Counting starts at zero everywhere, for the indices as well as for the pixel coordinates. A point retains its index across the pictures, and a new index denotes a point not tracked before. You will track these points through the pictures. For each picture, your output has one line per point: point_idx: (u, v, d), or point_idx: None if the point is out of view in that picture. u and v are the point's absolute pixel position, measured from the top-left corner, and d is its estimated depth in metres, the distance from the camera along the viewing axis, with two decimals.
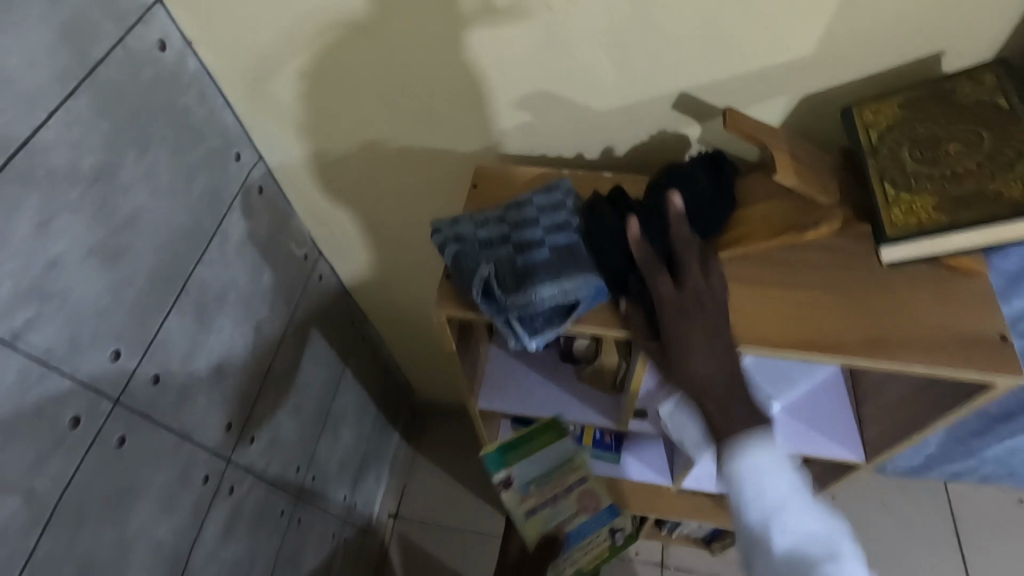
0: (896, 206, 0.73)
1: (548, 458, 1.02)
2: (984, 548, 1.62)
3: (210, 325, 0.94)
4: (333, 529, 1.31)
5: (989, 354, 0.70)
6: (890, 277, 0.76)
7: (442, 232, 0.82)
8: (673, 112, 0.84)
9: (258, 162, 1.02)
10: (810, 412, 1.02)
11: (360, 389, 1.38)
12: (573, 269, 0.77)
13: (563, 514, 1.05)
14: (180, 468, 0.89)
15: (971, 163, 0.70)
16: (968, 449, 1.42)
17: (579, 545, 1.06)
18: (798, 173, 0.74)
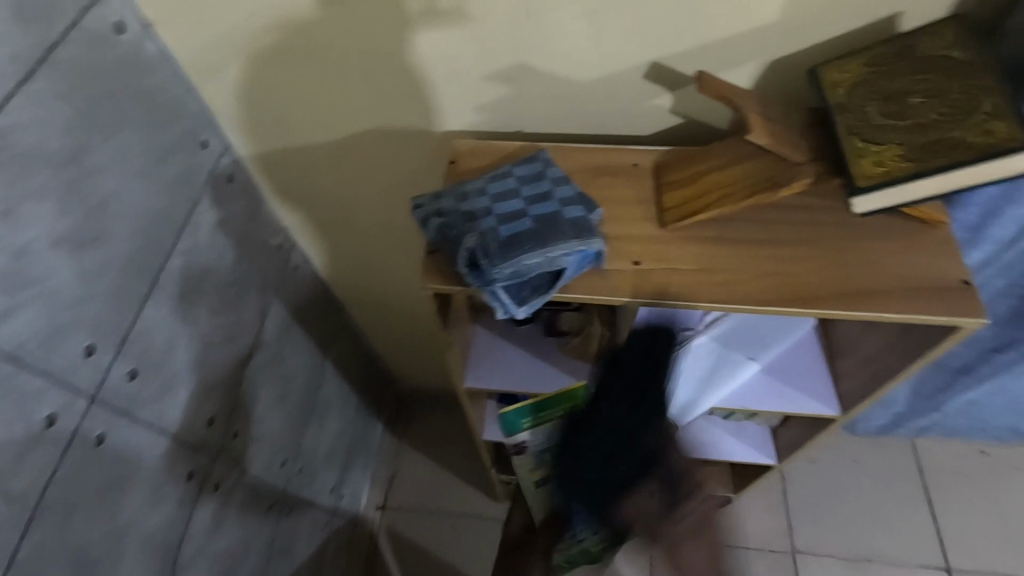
0: (862, 156, 0.60)
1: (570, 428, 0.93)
2: (959, 499, 1.66)
3: (188, 315, 0.90)
4: (323, 520, 1.42)
5: (953, 298, 0.60)
6: (853, 228, 0.65)
7: (422, 207, 0.67)
8: (623, 97, 0.81)
9: (225, 150, 0.97)
10: (787, 371, 0.90)
11: (342, 380, 1.46)
12: (563, 234, 0.63)
13: None
14: (166, 463, 0.86)
15: (936, 110, 0.59)
16: (933, 402, 1.49)
17: None
18: (771, 135, 0.62)
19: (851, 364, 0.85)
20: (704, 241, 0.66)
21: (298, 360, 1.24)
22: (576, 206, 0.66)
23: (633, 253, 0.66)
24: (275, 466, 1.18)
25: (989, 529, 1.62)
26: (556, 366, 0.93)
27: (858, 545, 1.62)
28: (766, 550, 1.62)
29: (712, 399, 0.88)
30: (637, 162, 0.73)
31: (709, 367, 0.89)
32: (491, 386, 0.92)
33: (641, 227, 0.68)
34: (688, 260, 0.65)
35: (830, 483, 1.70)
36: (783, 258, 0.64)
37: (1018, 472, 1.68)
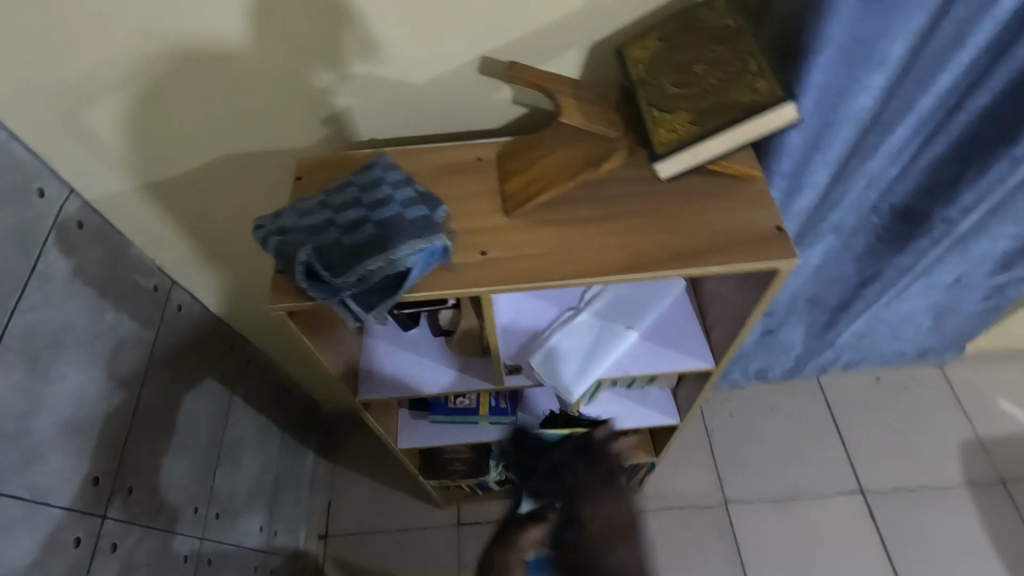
0: (659, 123, 0.62)
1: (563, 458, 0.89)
2: (862, 427, 1.80)
3: (48, 374, 0.85)
4: (253, 561, 1.37)
5: (770, 243, 0.65)
6: (680, 191, 0.69)
7: (264, 228, 0.66)
8: (462, 92, 0.84)
9: (69, 195, 0.92)
10: (665, 331, 0.96)
11: (256, 413, 1.41)
12: (405, 234, 0.64)
13: None
14: (43, 532, 0.81)
15: (714, 75, 0.62)
16: (826, 341, 1.61)
17: None
18: (584, 114, 0.67)
19: (717, 317, 0.90)
20: (548, 222, 0.69)
21: (200, 401, 1.20)
22: (418, 206, 0.67)
23: (478, 244, 0.68)
24: (186, 515, 1.12)
25: (892, 447, 1.76)
26: (448, 365, 0.94)
27: (782, 484, 1.73)
28: (700, 505, 1.70)
29: (599, 370, 0.90)
30: (480, 155, 0.75)
31: (591, 339, 0.91)
32: (387, 394, 0.92)
33: (486, 218, 0.70)
34: (534, 242, 0.67)
35: (749, 430, 1.81)
36: (620, 230, 0.67)
37: (910, 391, 1.84)
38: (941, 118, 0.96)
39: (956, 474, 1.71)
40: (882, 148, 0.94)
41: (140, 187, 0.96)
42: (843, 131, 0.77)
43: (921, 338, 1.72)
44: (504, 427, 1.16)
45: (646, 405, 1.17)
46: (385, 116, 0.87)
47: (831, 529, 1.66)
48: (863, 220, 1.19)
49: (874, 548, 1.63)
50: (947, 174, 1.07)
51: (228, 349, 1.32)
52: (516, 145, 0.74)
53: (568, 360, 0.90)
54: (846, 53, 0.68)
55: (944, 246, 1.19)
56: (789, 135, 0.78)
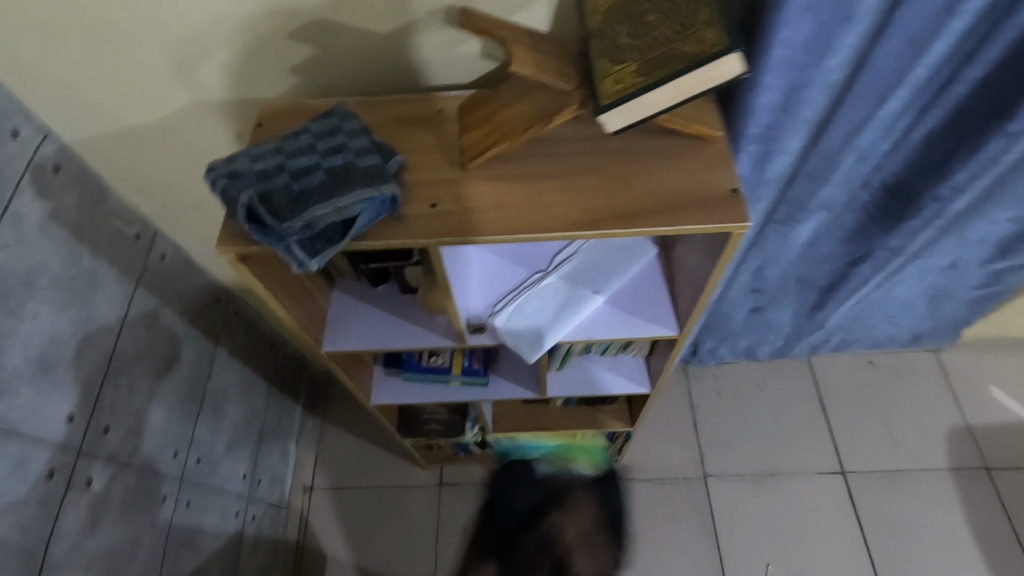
0: (606, 75, 0.60)
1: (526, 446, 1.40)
2: (847, 408, 1.79)
3: (21, 313, 0.87)
4: (235, 506, 1.42)
5: (721, 206, 0.64)
6: (636, 150, 0.69)
7: (216, 171, 0.66)
8: (430, 43, 0.83)
9: (46, 136, 0.93)
10: (632, 296, 0.95)
11: (241, 365, 1.44)
12: (354, 183, 0.64)
13: None
14: (17, 464, 0.85)
15: (665, 24, 0.59)
16: (816, 321, 1.58)
17: None
18: (536, 65, 0.63)
19: (684, 283, 0.90)
20: (501, 178, 0.69)
21: (182, 351, 1.22)
22: (370, 155, 0.67)
23: (429, 197, 0.68)
24: (165, 458, 1.16)
25: (877, 430, 1.75)
26: (414, 322, 0.95)
27: (763, 461, 1.73)
28: (678, 478, 1.72)
29: (561, 334, 0.90)
30: (442, 108, 0.75)
31: (557, 302, 0.91)
32: (353, 348, 0.93)
33: (442, 171, 0.70)
34: (486, 197, 0.68)
35: (733, 406, 1.81)
36: (572, 186, 0.67)
37: (901, 376, 1.82)
38: (933, 90, 0.92)
39: (940, 460, 1.70)
40: (868, 119, 0.91)
41: (114, 132, 0.96)
42: (813, 95, 0.75)
43: (915, 322, 1.68)
44: (476, 388, 1.17)
45: (618, 372, 1.18)
46: (355, 67, 0.87)
47: (808, 508, 1.67)
48: (853, 196, 1.16)
49: (850, 528, 1.64)
50: (939, 151, 1.03)
51: (212, 301, 1.34)
52: (476, 98, 0.73)
53: (531, 322, 0.90)
54: (814, 10, 0.66)
55: (936, 227, 1.16)
56: (760, 97, 0.76)
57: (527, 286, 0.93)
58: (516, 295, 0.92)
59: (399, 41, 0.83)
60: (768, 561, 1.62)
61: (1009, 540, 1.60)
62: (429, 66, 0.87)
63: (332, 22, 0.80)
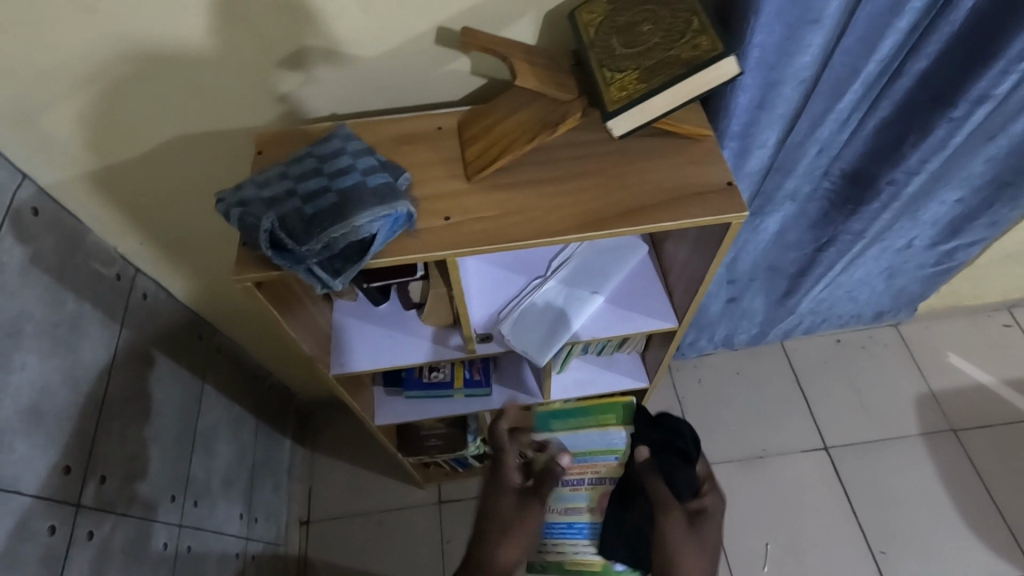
0: (608, 83, 0.63)
1: None
2: (822, 386, 1.88)
3: (8, 363, 0.83)
4: (233, 547, 1.37)
5: (719, 198, 0.68)
6: (631, 150, 0.72)
7: (225, 201, 0.66)
8: (419, 64, 0.85)
9: (21, 180, 0.90)
10: (630, 293, 0.99)
11: (228, 401, 1.40)
12: (367, 201, 0.65)
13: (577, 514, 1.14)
14: (16, 523, 0.81)
15: (659, 34, 0.63)
16: (788, 307, 1.66)
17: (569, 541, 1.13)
18: (538, 77, 0.67)
19: (678, 277, 0.94)
20: (507, 187, 0.71)
21: (171, 391, 1.19)
22: (379, 173, 0.68)
23: (440, 210, 0.70)
24: (163, 503, 1.12)
25: (852, 403, 1.85)
26: (420, 337, 0.96)
27: (750, 445, 1.79)
28: None
29: (567, 335, 0.92)
30: (439, 124, 0.77)
31: (558, 305, 0.94)
32: (362, 368, 0.93)
33: (448, 184, 0.72)
34: (495, 206, 0.70)
35: (717, 394, 1.88)
36: (575, 189, 0.70)
37: (867, 351, 1.93)
38: (884, 83, 1.00)
39: (912, 426, 1.81)
40: (830, 113, 0.98)
41: (92, 171, 0.94)
42: (787, 92, 0.81)
43: (877, 300, 1.79)
44: (479, 398, 1.19)
45: (616, 369, 1.21)
46: (342, 90, 0.87)
47: (797, 485, 1.74)
48: (817, 186, 1.23)
49: (837, 499, 1.72)
50: (892, 138, 1.11)
51: (196, 337, 1.31)
52: (475, 113, 0.75)
53: (536, 328, 0.92)
54: (785, 14, 0.72)
55: (893, 209, 1.25)
56: (739, 96, 0.81)
57: (526, 294, 0.95)
58: (517, 303, 0.94)
59: (388, 62, 0.84)
60: (766, 541, 1.67)
61: (980, 494, 1.70)
62: (417, 87, 0.88)
63: (321, 47, 0.81)
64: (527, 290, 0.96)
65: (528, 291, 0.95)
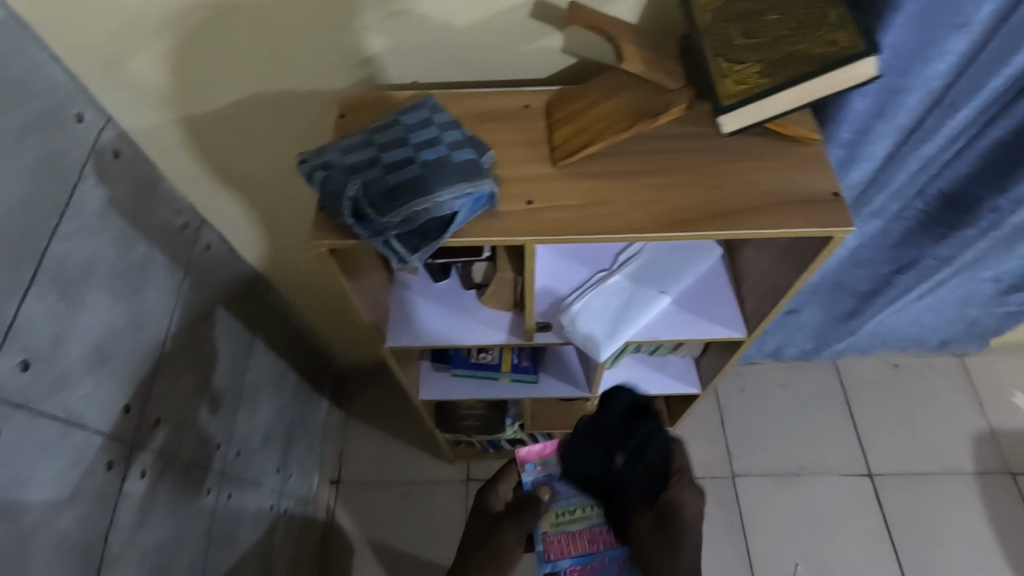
0: (725, 75, 0.58)
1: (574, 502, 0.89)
2: (872, 410, 1.80)
3: (81, 302, 0.85)
4: (269, 499, 1.41)
5: (826, 209, 0.63)
6: (732, 149, 0.67)
7: (308, 162, 0.65)
8: (510, 40, 0.80)
9: (106, 123, 0.91)
10: (697, 297, 0.95)
11: (273, 357, 1.42)
12: (453, 178, 0.62)
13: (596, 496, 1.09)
14: (76, 456, 0.83)
15: (789, 25, 0.58)
16: (848, 327, 1.58)
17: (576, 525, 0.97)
18: (646, 62, 0.63)
19: (753, 286, 0.89)
20: (595, 174, 0.67)
21: (223, 344, 1.21)
22: (464, 150, 0.65)
23: (524, 193, 0.67)
24: (208, 451, 1.15)
25: (903, 431, 1.76)
26: (477, 318, 0.94)
27: (788, 461, 1.74)
28: (705, 477, 1.72)
29: (628, 333, 0.90)
30: (528, 103, 0.73)
31: (622, 302, 0.90)
32: (416, 343, 0.92)
33: (533, 167, 0.69)
34: (581, 195, 0.66)
35: (760, 406, 1.81)
36: (668, 186, 0.66)
37: (927, 380, 1.83)
38: (1008, 99, 0.92)
39: (966, 463, 1.71)
40: (943, 129, 0.90)
41: (177, 119, 0.94)
42: (910, 99, 0.78)
43: (946, 329, 1.69)
44: (525, 385, 1.17)
45: (667, 371, 1.18)
46: (424, 61, 0.84)
47: (836, 509, 1.68)
48: (907, 204, 1.16)
49: (877, 528, 1.65)
50: (1003, 161, 1.03)
51: (250, 292, 1.32)
52: (567, 94, 0.71)
53: (598, 322, 0.89)
54: (926, 12, 0.69)
55: (988, 238, 1.17)
56: (856, 102, 0.78)
57: (592, 284, 0.92)
58: (581, 292, 0.91)
59: (476, 35, 0.80)
60: (797, 562, 1.62)
61: None
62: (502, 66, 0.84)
63: (414, 13, 0.78)
64: (593, 280, 0.92)
65: (594, 281, 0.92)
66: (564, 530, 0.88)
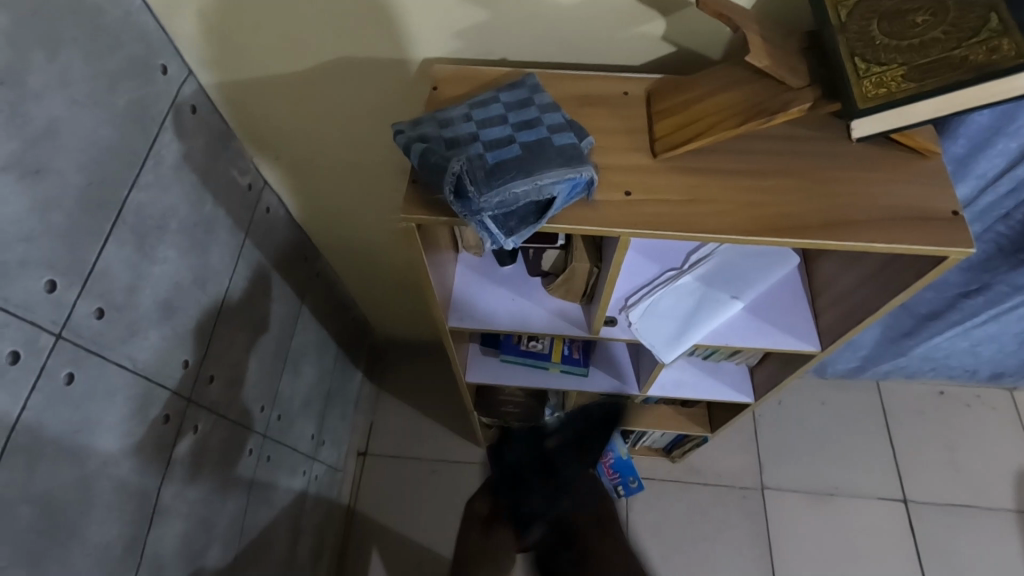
0: (863, 76, 0.57)
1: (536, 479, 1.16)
2: (911, 435, 1.75)
3: (153, 254, 0.85)
4: (303, 465, 1.42)
5: (942, 228, 0.60)
6: (846, 157, 0.64)
7: (405, 133, 0.64)
8: (609, 21, 0.77)
9: (187, 77, 0.91)
10: (770, 305, 0.92)
11: (317, 326, 1.42)
12: (553, 160, 0.60)
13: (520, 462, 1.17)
14: (138, 406, 0.84)
15: (940, 27, 0.56)
16: (900, 348, 1.53)
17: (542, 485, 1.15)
18: (771, 57, 0.60)
19: (831, 300, 0.86)
20: (696, 171, 0.65)
21: (274, 309, 1.21)
22: (564, 133, 0.63)
23: (622, 184, 0.65)
24: (254, 413, 1.16)
25: (943, 461, 1.71)
26: (542, 307, 0.93)
27: (822, 479, 1.70)
28: (734, 485, 1.69)
29: (696, 337, 0.87)
30: (627, 90, 0.71)
31: (692, 304, 0.88)
32: (478, 326, 0.91)
33: (633, 157, 0.66)
34: (681, 191, 0.64)
35: (798, 420, 1.78)
36: (773, 188, 0.63)
37: (973, 411, 1.77)
38: None
39: (1008, 500, 1.66)
40: None
41: (259, 78, 0.93)
42: None
43: (1002, 360, 1.63)
44: (574, 377, 1.16)
45: (719, 378, 1.15)
46: (516, 37, 0.81)
47: (867, 533, 1.64)
48: (988, 228, 1.11)
49: (909, 555, 1.61)
50: None
51: (301, 258, 1.32)
52: (672, 83, 0.68)
53: (666, 322, 0.87)
54: None
55: None
56: (978, 113, 0.76)
57: (662, 282, 0.89)
58: (651, 290, 0.89)
59: (575, 14, 0.76)
60: None
61: None
62: (596, 49, 0.81)
63: None
64: (664, 279, 0.89)
65: (665, 280, 0.89)
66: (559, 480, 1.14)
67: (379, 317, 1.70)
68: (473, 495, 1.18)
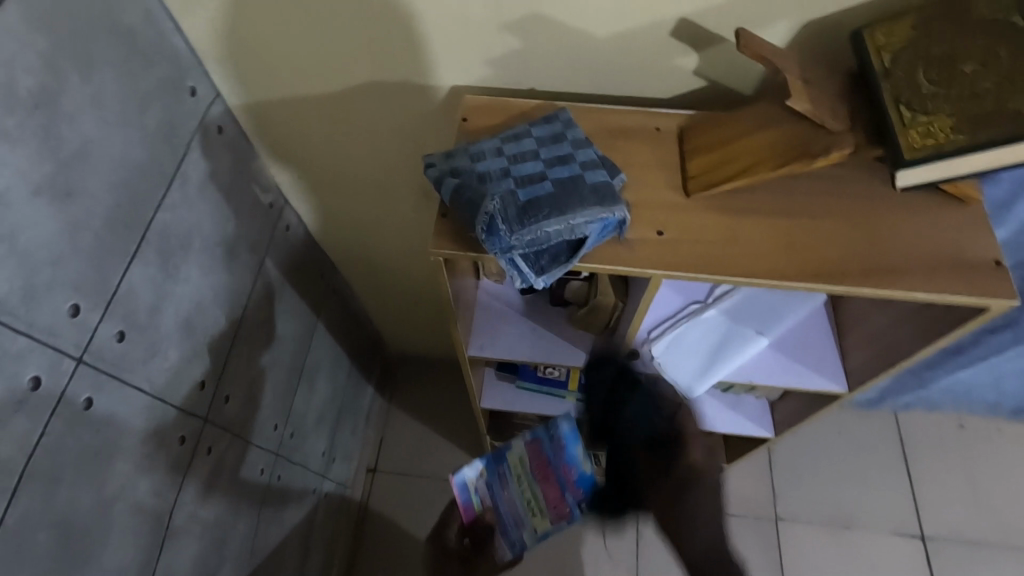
0: (909, 126, 0.59)
1: (520, 499, 0.95)
2: (930, 468, 1.71)
3: (176, 273, 0.85)
4: (314, 483, 1.41)
5: (986, 278, 0.59)
6: (886, 203, 0.64)
7: (436, 166, 0.64)
8: (640, 55, 0.76)
9: (214, 98, 0.91)
10: (795, 342, 0.90)
11: (332, 342, 1.41)
12: (586, 199, 0.59)
13: (501, 491, 0.97)
14: (155, 427, 0.83)
15: (990, 78, 0.57)
16: (922, 381, 1.50)
17: (519, 505, 0.95)
18: (811, 100, 0.59)
19: (860, 341, 0.85)
20: (734, 212, 0.65)
21: (290, 325, 1.20)
22: (598, 169, 0.62)
23: (655, 222, 0.64)
24: (267, 430, 1.15)
25: (965, 497, 1.67)
26: (564, 337, 0.92)
27: (840, 512, 1.67)
28: (749, 514, 1.66)
29: (722, 371, 0.86)
30: (659, 126, 0.70)
31: (717, 338, 0.87)
32: (498, 356, 0.90)
33: (667, 195, 0.67)
34: (718, 233, 0.64)
35: (814, 449, 1.74)
36: (814, 233, 0.63)
37: (996, 446, 1.73)
38: None
39: None
40: None
41: (278, 103, 0.93)
42: None
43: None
44: None
45: (740, 412, 1.13)
46: (546, 69, 0.80)
47: (886, 568, 1.60)
48: None
49: None
50: None
51: (319, 274, 1.32)
52: (705, 121, 0.68)
53: (690, 356, 0.87)
54: None
55: None
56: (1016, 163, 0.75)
57: (686, 315, 0.88)
58: (674, 323, 0.87)
59: (606, 48, 0.76)
60: None
61: None
62: (625, 81, 0.80)
63: (546, 19, 0.74)
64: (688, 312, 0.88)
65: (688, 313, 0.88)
66: (548, 505, 0.92)
67: (391, 331, 1.69)
68: (446, 522, 1.05)
